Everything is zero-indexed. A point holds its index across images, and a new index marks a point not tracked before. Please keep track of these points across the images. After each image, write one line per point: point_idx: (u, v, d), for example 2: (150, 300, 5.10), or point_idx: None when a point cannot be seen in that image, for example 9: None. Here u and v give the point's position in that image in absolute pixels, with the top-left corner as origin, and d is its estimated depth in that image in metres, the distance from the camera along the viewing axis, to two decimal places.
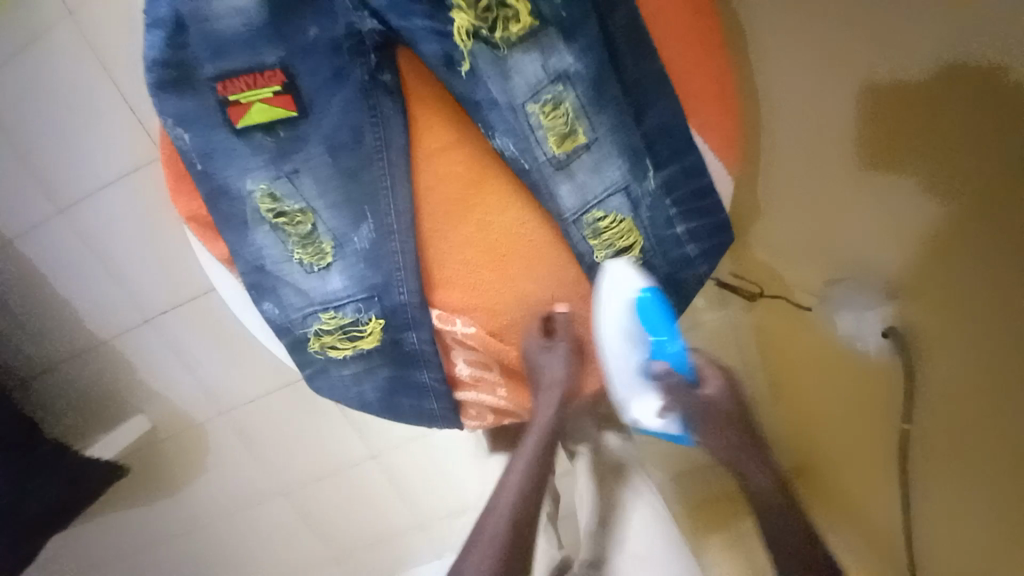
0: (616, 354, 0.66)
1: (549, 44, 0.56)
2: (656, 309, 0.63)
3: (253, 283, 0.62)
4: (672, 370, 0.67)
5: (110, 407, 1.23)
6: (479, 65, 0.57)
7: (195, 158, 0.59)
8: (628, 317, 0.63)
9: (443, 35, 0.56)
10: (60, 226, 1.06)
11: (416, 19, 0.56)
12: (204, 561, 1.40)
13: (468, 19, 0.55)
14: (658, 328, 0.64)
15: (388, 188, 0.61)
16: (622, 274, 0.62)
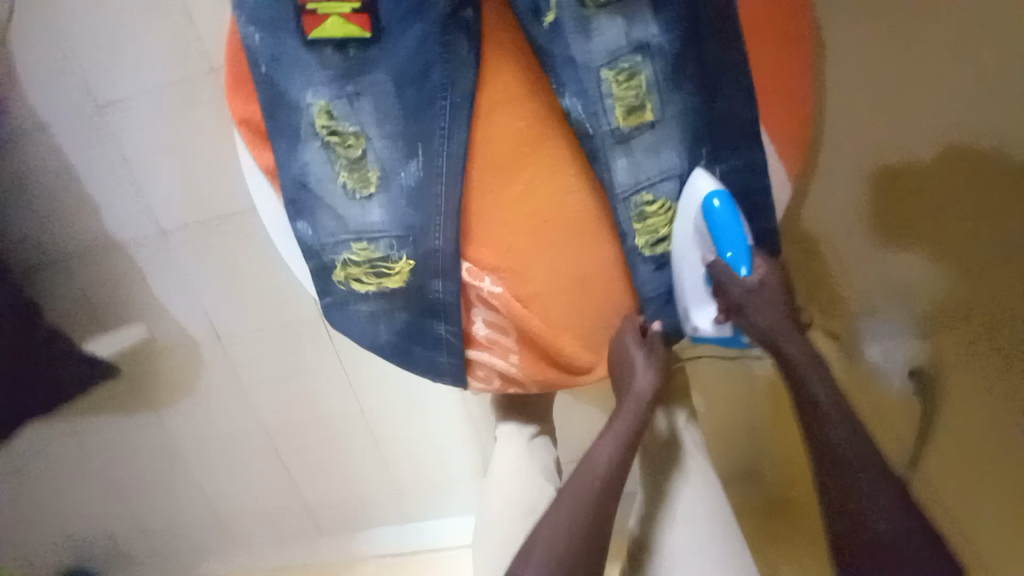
0: (689, 268, 0.62)
1: (636, 13, 0.56)
2: (723, 210, 0.57)
3: (292, 199, 0.61)
4: (730, 267, 0.59)
5: (111, 311, 1.22)
6: (563, 20, 0.56)
7: (262, 61, 0.58)
8: (697, 224, 0.60)
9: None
10: (94, 121, 1.05)
11: None
12: (172, 482, 1.40)
13: None
14: (720, 229, 0.58)
15: (446, 129, 0.60)
16: (697, 183, 0.59)
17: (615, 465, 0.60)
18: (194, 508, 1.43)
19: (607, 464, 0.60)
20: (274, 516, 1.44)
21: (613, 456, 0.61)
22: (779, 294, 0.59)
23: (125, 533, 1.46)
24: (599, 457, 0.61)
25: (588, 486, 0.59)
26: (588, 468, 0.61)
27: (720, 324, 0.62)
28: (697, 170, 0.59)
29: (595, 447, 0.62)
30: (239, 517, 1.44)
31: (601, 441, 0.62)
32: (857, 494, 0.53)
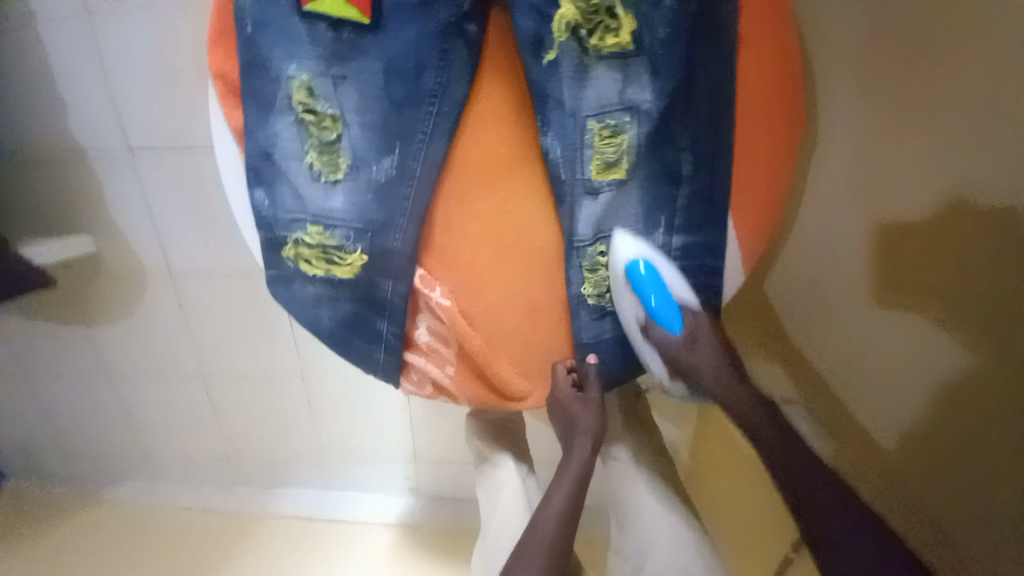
0: (628, 325, 0.65)
1: (634, 72, 0.56)
2: (647, 275, 0.61)
3: (254, 166, 0.59)
4: (658, 322, 0.64)
5: (60, 218, 1.17)
6: (563, 61, 0.55)
7: (248, 21, 0.56)
8: (624, 288, 0.62)
9: (543, 15, 0.55)
10: (75, 19, 0.99)
11: None
12: (92, 402, 1.36)
13: (574, 13, 0.54)
14: (647, 292, 0.62)
15: (426, 135, 0.59)
16: (621, 247, 0.61)
17: (561, 526, 0.62)
18: (111, 432, 1.40)
19: (556, 523, 0.62)
20: (192, 456, 1.42)
21: (558, 515, 0.63)
22: (717, 346, 0.64)
23: (36, 443, 1.42)
24: (547, 518, 0.63)
25: (542, 537, 0.61)
26: (537, 529, 0.62)
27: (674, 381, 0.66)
28: (617, 237, 0.61)
29: (542, 504, 0.64)
30: (156, 450, 1.42)
31: (547, 500, 0.64)
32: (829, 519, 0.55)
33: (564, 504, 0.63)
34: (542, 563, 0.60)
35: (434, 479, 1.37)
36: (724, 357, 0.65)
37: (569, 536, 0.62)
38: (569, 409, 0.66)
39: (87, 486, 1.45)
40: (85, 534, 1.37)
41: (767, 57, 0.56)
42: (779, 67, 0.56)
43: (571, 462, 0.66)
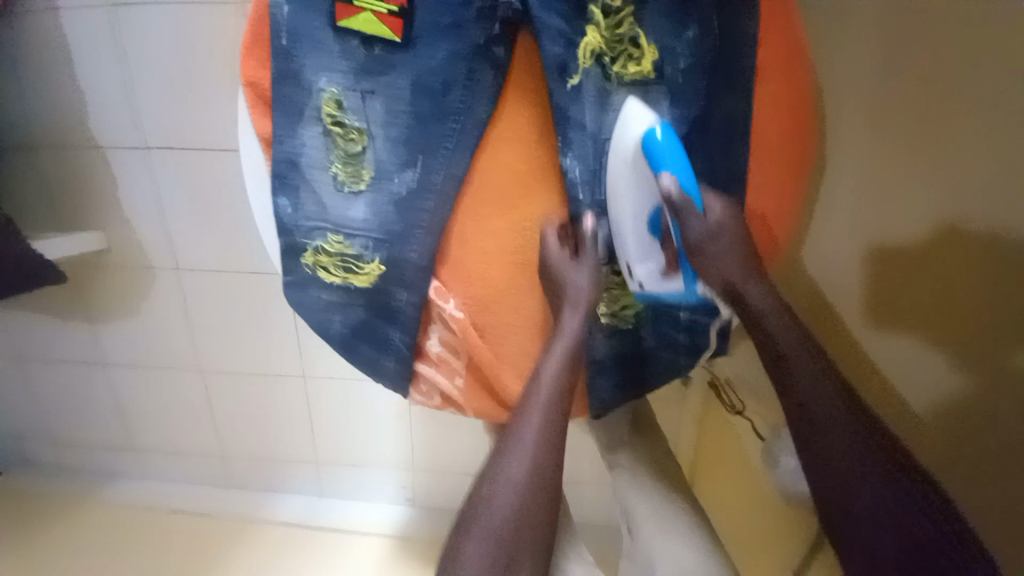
0: (633, 207, 0.58)
1: (653, 99, 0.57)
2: (666, 133, 0.54)
3: (279, 174, 0.60)
4: (691, 203, 0.53)
5: (72, 212, 1.18)
6: (585, 86, 0.57)
7: (283, 33, 0.56)
8: (636, 154, 0.55)
9: (569, 42, 0.56)
10: (106, 21, 1.02)
11: (553, 16, 0.56)
12: (90, 397, 1.35)
13: (598, 41, 0.56)
14: (667, 154, 0.53)
15: (449, 151, 0.61)
16: (632, 112, 0.55)
17: (546, 430, 0.56)
18: (108, 428, 1.39)
19: (541, 426, 0.56)
20: (187, 455, 1.41)
21: (545, 418, 0.56)
22: (738, 239, 0.54)
23: (34, 435, 1.42)
24: (531, 424, 0.56)
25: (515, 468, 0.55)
26: (519, 437, 0.56)
27: (668, 276, 0.59)
28: (628, 104, 0.56)
29: (524, 408, 0.57)
30: (151, 448, 1.41)
31: (529, 401, 0.56)
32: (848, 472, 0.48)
33: (551, 407, 0.56)
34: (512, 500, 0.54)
35: (429, 490, 1.36)
36: (750, 263, 0.54)
37: (557, 441, 0.56)
38: (562, 270, 0.60)
39: (80, 481, 1.43)
40: (73, 531, 1.34)
41: (779, 93, 0.57)
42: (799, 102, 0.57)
43: (556, 348, 0.58)
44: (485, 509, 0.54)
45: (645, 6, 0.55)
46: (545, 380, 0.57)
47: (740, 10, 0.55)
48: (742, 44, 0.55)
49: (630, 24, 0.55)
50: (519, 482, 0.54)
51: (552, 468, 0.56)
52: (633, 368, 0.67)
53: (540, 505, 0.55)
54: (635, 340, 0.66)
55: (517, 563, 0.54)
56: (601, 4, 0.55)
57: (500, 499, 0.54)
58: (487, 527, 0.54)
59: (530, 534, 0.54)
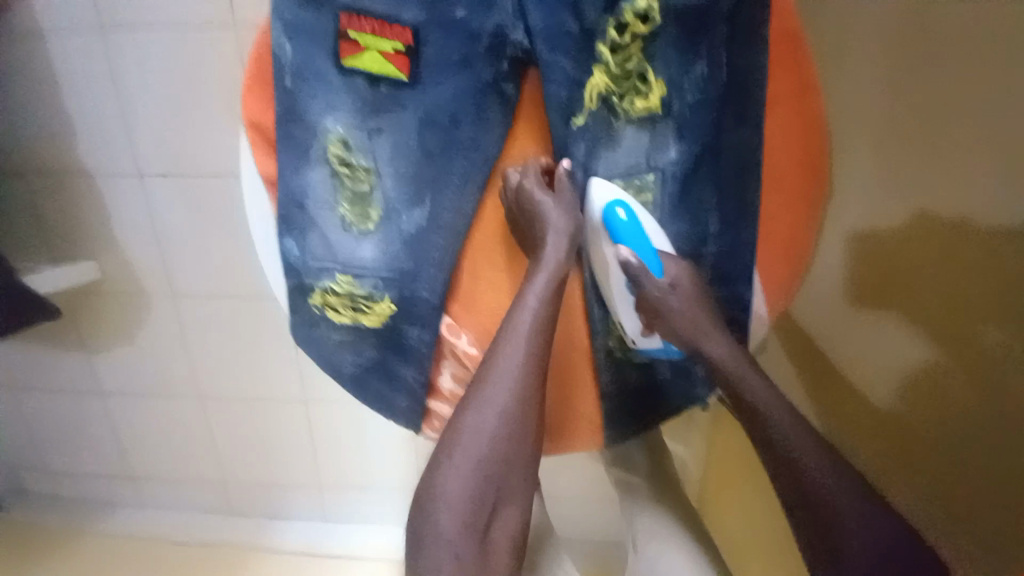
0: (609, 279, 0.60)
1: (661, 134, 0.57)
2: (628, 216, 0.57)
3: (285, 215, 0.59)
4: (647, 269, 0.57)
5: (64, 241, 1.15)
6: (591, 126, 0.58)
7: (286, 73, 0.54)
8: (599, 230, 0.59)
9: (576, 82, 0.56)
10: (96, 49, 1.00)
11: (561, 57, 0.55)
12: (87, 427, 1.32)
13: (605, 81, 0.56)
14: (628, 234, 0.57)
15: (458, 188, 0.60)
16: (597, 191, 0.58)
17: (528, 364, 0.53)
18: (106, 457, 1.35)
19: (524, 356, 0.53)
20: (187, 484, 1.38)
21: (529, 355, 0.53)
22: (694, 288, 0.58)
23: (28, 466, 1.38)
24: (514, 356, 0.53)
25: (484, 424, 0.52)
26: (503, 368, 0.53)
27: (646, 334, 0.62)
28: (594, 184, 0.58)
29: (506, 339, 0.53)
30: (150, 477, 1.38)
31: (504, 348, 0.53)
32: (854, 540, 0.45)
33: (536, 336, 0.54)
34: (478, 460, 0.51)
35: None
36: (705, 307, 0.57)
37: (540, 372, 0.54)
38: (541, 203, 0.57)
39: (76, 511, 1.40)
40: (73, 565, 1.31)
41: (783, 129, 0.56)
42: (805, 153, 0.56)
43: (538, 275, 0.56)
44: (466, 440, 0.51)
45: (654, 41, 0.54)
46: (530, 307, 0.54)
47: (748, 43, 0.53)
48: (748, 80, 0.55)
49: (639, 58, 0.55)
50: (504, 411, 0.52)
51: (537, 399, 0.54)
52: (648, 399, 0.67)
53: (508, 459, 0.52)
54: (648, 371, 0.66)
55: (502, 494, 0.53)
56: (609, 41, 0.54)
57: (481, 430, 0.51)
58: (468, 458, 0.51)
59: (513, 464, 0.53)
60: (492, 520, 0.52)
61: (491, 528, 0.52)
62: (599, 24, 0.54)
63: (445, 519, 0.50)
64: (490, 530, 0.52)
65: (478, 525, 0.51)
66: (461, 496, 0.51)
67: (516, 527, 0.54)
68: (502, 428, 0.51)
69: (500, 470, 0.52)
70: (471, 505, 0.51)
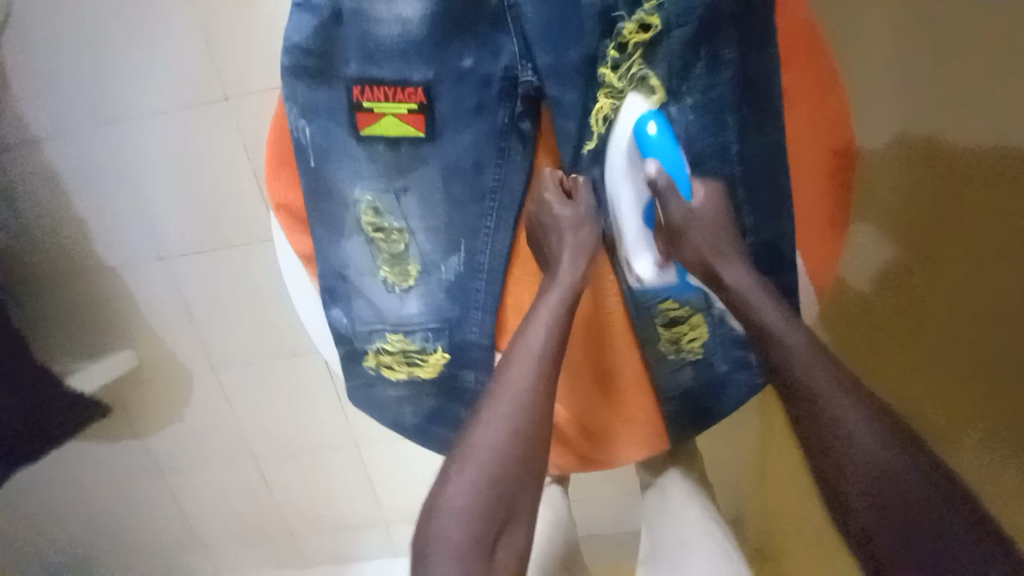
0: (629, 207, 0.59)
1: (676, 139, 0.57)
2: (661, 131, 0.55)
3: (329, 288, 0.59)
4: (675, 187, 0.56)
5: (98, 337, 1.17)
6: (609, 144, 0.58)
7: (310, 154, 0.55)
8: (630, 152, 0.57)
9: (583, 111, 0.56)
10: (93, 145, 1.01)
11: (570, 89, 0.55)
12: (151, 508, 1.35)
13: (609, 103, 0.56)
14: (659, 148, 0.55)
15: (490, 229, 0.60)
16: (630, 109, 0.56)
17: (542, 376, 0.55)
18: (173, 532, 1.38)
19: (538, 369, 0.55)
20: (258, 544, 1.41)
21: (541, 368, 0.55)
22: (746, 279, 0.57)
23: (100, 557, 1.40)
24: (522, 370, 0.54)
25: (490, 442, 0.52)
26: (513, 381, 0.54)
27: (663, 267, 0.61)
28: (629, 98, 0.56)
29: (518, 354, 0.55)
30: (220, 544, 1.40)
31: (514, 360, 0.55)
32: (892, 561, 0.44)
33: (547, 352, 0.55)
34: (479, 478, 0.51)
35: None
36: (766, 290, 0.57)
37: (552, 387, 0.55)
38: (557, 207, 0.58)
39: None
40: None
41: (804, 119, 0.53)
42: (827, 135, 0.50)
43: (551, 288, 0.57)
44: (476, 454, 0.52)
45: (656, 49, 0.53)
46: (545, 321, 0.56)
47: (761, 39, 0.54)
48: (766, 72, 0.54)
49: (641, 68, 0.54)
50: (514, 427, 0.53)
51: (547, 413, 0.55)
52: (708, 400, 0.66)
53: (516, 476, 0.52)
54: (706, 369, 0.65)
55: (510, 513, 0.52)
56: (611, 62, 0.54)
57: (489, 445, 0.52)
58: (474, 472, 0.51)
59: (517, 478, 0.53)
60: (498, 541, 0.51)
61: (498, 548, 0.51)
62: (600, 47, 0.54)
63: (448, 539, 0.49)
64: (496, 548, 0.51)
65: (483, 547, 0.50)
66: (464, 514, 0.50)
67: (521, 544, 0.54)
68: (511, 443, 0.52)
69: (504, 486, 0.52)
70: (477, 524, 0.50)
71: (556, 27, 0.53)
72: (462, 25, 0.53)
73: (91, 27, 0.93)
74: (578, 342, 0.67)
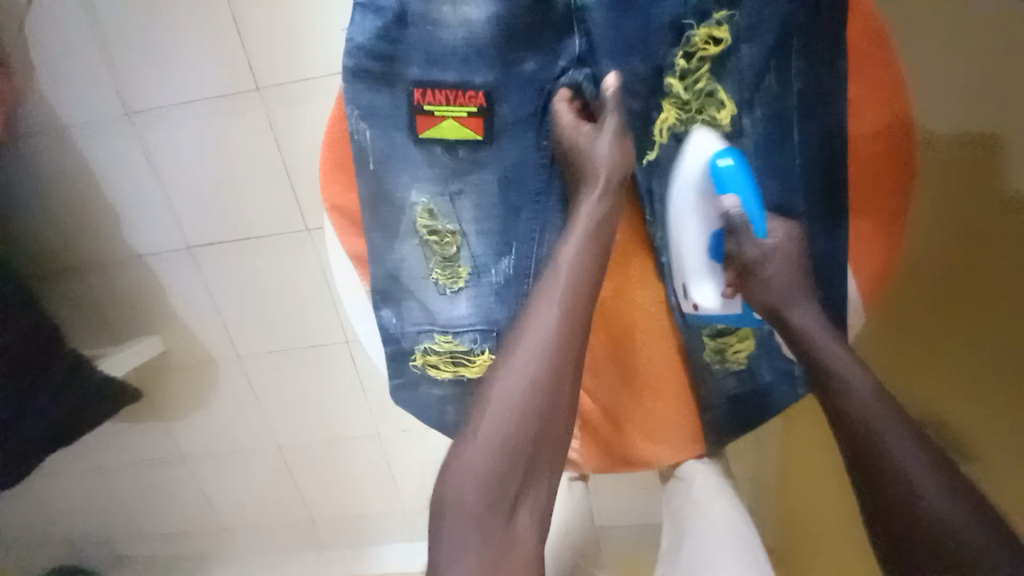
0: (694, 237, 0.60)
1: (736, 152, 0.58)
2: (741, 170, 0.56)
3: (381, 289, 0.60)
4: (750, 227, 0.58)
5: (125, 322, 1.18)
6: (664, 158, 0.59)
7: (370, 158, 0.55)
8: (701, 183, 0.58)
9: (645, 118, 0.57)
10: (123, 130, 1.00)
11: (628, 100, 0.55)
12: (173, 491, 1.36)
13: (674, 114, 0.56)
14: (737, 186, 0.56)
15: (539, 234, 0.59)
16: (702, 141, 0.57)
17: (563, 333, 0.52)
18: (192, 516, 1.39)
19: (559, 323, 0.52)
20: (276, 528, 1.42)
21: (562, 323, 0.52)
22: (792, 284, 0.59)
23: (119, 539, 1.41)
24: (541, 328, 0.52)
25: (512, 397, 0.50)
26: (532, 331, 0.52)
27: (728, 298, 0.62)
28: (697, 132, 0.57)
29: (538, 304, 0.53)
30: (239, 528, 1.42)
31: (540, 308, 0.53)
32: (924, 534, 0.47)
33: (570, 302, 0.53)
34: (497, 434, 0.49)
35: None
36: (791, 273, 0.59)
37: (576, 337, 0.53)
38: (584, 144, 0.54)
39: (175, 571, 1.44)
40: None
41: (874, 128, 0.55)
42: (881, 116, 0.55)
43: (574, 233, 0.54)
44: (493, 408, 0.51)
45: (725, 62, 0.54)
46: (563, 268, 0.53)
47: (829, 50, 0.53)
48: (835, 84, 0.54)
49: (709, 81, 0.54)
50: (531, 380, 0.51)
51: (571, 366, 0.52)
52: (747, 408, 0.67)
53: (533, 433, 0.50)
54: (750, 379, 0.66)
55: (528, 472, 0.50)
56: (678, 73, 0.54)
57: (505, 401, 0.51)
58: (492, 425, 0.50)
59: (536, 434, 0.50)
60: (517, 499, 0.50)
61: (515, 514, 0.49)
62: (668, 55, 0.53)
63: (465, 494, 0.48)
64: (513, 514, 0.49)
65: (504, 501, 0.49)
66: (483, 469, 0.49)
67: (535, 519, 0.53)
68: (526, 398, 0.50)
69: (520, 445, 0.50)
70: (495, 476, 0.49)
71: (625, 33, 0.52)
72: (525, 28, 0.52)
73: (128, 15, 0.92)
74: (602, 344, 0.67)
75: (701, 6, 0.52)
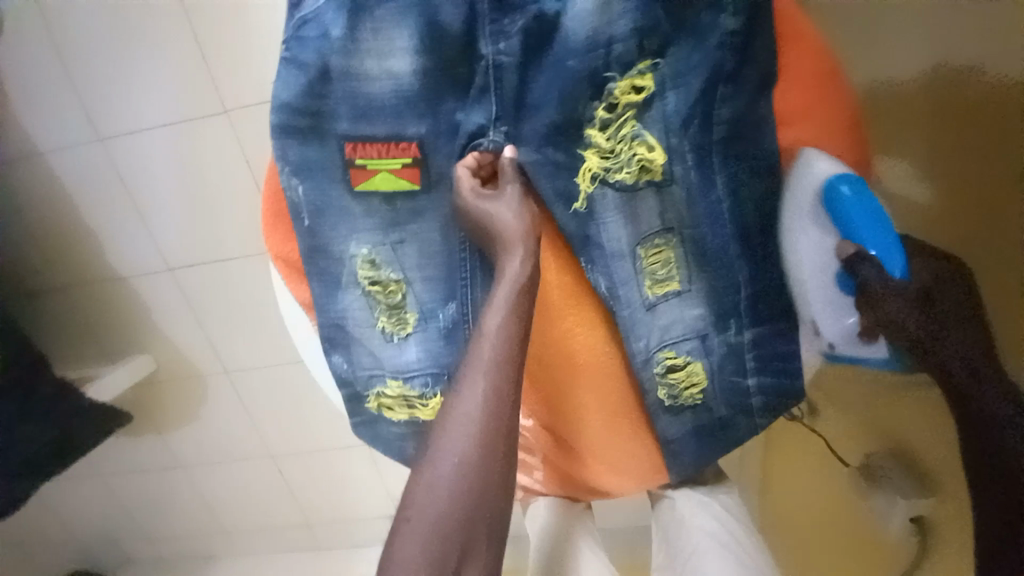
0: (821, 268, 0.57)
1: (670, 201, 0.58)
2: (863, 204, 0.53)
3: (328, 336, 0.60)
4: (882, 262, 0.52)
5: (111, 342, 1.17)
6: (597, 207, 0.58)
7: (305, 212, 0.56)
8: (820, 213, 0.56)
9: (570, 169, 0.56)
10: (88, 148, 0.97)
11: (549, 150, 0.55)
12: (174, 497, 1.38)
13: (596, 164, 0.56)
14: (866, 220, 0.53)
15: (468, 281, 0.58)
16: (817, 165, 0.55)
17: (491, 401, 0.49)
18: (195, 520, 1.42)
19: (484, 396, 0.49)
20: (275, 533, 1.43)
21: (489, 389, 0.49)
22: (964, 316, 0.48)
23: (129, 541, 1.45)
24: (472, 400, 0.49)
25: (436, 496, 0.46)
26: (460, 417, 0.48)
27: (868, 340, 0.55)
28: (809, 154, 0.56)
29: (465, 382, 0.50)
30: (240, 532, 1.44)
31: (470, 371, 0.50)
32: None
33: (496, 372, 0.49)
34: (429, 524, 0.46)
35: None
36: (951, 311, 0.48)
37: (511, 404, 0.50)
38: (489, 211, 0.54)
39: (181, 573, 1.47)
40: None
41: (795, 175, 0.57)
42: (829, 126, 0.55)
43: (497, 304, 0.52)
44: (415, 505, 0.47)
45: (648, 109, 0.54)
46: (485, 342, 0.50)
47: None
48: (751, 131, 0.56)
49: (633, 127, 0.55)
50: (459, 466, 0.47)
51: (477, 451, 0.47)
52: (709, 442, 0.66)
53: (466, 519, 0.46)
54: (706, 412, 0.65)
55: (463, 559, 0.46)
56: (598, 122, 0.54)
57: (434, 490, 0.47)
58: (419, 519, 0.46)
59: (465, 519, 0.46)
60: None
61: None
62: (587, 109, 0.54)
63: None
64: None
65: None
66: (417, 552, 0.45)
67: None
68: (456, 485, 0.46)
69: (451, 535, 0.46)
70: (434, 545, 0.45)
71: (552, 88, 0.53)
72: (449, 81, 0.54)
73: (76, 39, 0.87)
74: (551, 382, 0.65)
75: (628, 51, 0.52)
